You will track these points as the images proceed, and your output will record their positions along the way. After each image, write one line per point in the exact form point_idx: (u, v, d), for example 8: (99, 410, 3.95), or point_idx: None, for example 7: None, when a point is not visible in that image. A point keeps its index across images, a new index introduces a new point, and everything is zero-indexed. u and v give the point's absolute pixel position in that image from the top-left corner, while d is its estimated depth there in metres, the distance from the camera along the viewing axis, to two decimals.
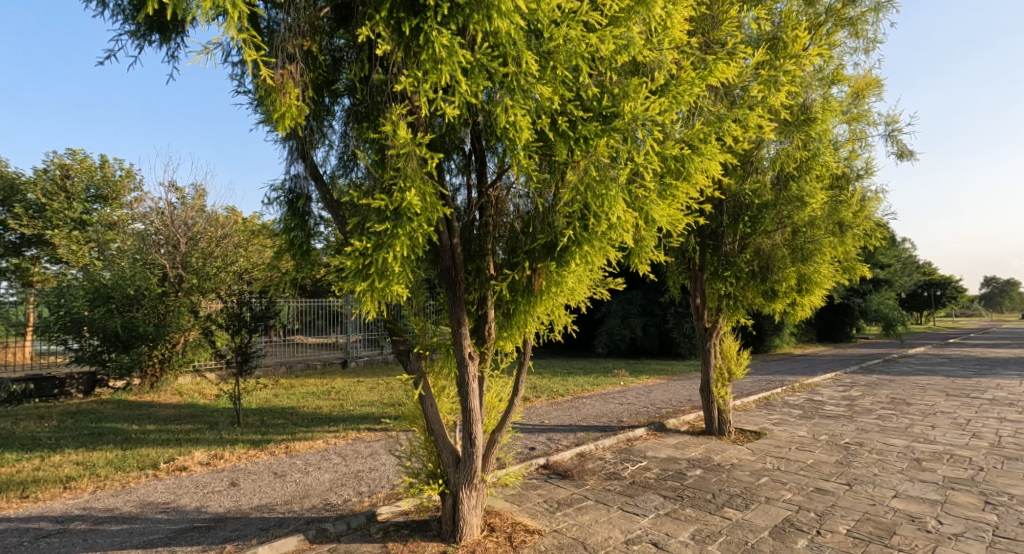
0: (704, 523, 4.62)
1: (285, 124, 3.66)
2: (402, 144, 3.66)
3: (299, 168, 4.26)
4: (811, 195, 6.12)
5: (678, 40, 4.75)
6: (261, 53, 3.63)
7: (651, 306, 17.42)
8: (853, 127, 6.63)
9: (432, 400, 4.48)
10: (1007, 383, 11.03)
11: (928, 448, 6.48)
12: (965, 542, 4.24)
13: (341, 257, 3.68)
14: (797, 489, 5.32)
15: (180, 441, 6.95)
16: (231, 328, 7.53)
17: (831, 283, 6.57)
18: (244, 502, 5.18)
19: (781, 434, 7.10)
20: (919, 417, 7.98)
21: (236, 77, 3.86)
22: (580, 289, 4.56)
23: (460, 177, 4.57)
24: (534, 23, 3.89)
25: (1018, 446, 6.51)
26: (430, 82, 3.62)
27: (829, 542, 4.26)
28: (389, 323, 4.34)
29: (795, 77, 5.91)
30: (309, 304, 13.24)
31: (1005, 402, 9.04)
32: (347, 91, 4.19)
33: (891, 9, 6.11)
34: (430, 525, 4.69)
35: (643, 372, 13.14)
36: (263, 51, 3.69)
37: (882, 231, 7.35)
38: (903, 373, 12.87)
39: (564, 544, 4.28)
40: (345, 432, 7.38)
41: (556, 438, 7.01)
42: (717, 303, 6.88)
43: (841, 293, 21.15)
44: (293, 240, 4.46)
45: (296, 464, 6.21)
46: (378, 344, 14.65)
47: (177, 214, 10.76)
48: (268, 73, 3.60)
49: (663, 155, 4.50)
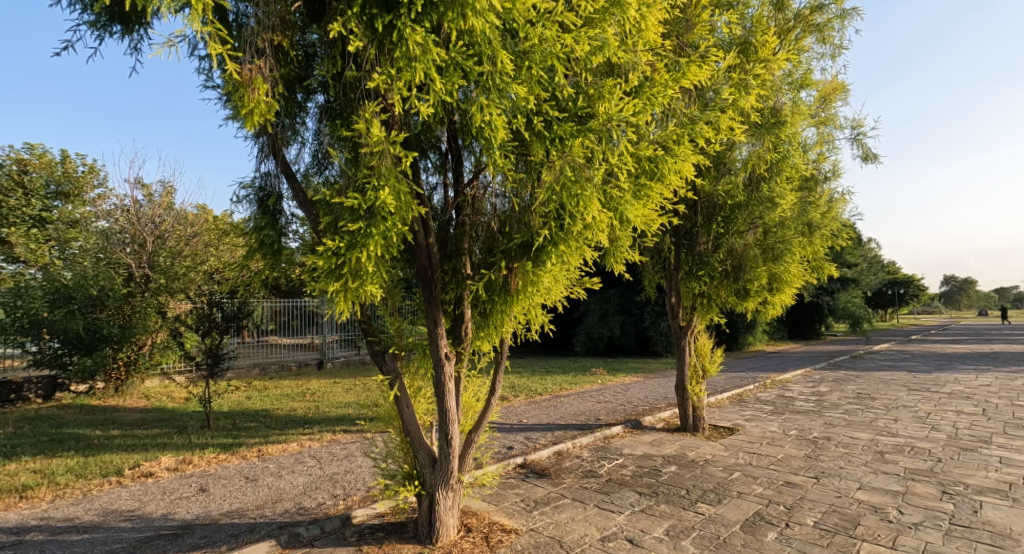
0: (678, 518, 4.71)
1: (253, 120, 3.60)
2: (375, 143, 3.63)
3: (269, 166, 4.23)
4: (781, 196, 6.27)
5: (652, 42, 4.81)
6: (228, 47, 3.57)
7: (628, 305, 17.65)
8: (821, 131, 6.82)
9: (408, 400, 4.44)
10: (964, 377, 11.52)
11: (891, 441, 6.73)
12: (924, 531, 4.42)
13: (314, 257, 3.65)
14: (768, 483, 5.46)
15: (147, 446, 6.74)
16: (201, 329, 7.33)
17: (801, 282, 6.77)
18: (213, 507, 5.05)
19: (753, 430, 7.27)
20: (883, 411, 8.28)
21: (205, 71, 3.78)
22: (556, 288, 4.59)
23: (436, 176, 4.60)
24: (509, 23, 3.90)
25: (974, 438, 6.81)
26: (404, 80, 3.60)
27: (797, 534, 4.39)
28: (364, 323, 4.29)
29: (764, 81, 6.10)
30: (284, 304, 13.00)
31: (964, 396, 9.44)
32: (321, 87, 4.12)
33: (856, 15, 6.30)
34: (407, 526, 4.66)
35: (618, 371, 13.20)
36: (230, 45, 3.63)
37: (849, 230, 7.59)
38: (869, 369, 13.33)
39: (541, 543, 4.30)
40: (321, 434, 7.29)
41: (534, 437, 7.03)
42: (691, 302, 7.00)
43: (809, 291, 21.72)
44: (264, 239, 4.33)
45: (268, 468, 6.08)
46: (355, 345, 14.52)
47: (143, 211, 10.45)
48: (237, 68, 3.54)
49: (638, 156, 4.58)
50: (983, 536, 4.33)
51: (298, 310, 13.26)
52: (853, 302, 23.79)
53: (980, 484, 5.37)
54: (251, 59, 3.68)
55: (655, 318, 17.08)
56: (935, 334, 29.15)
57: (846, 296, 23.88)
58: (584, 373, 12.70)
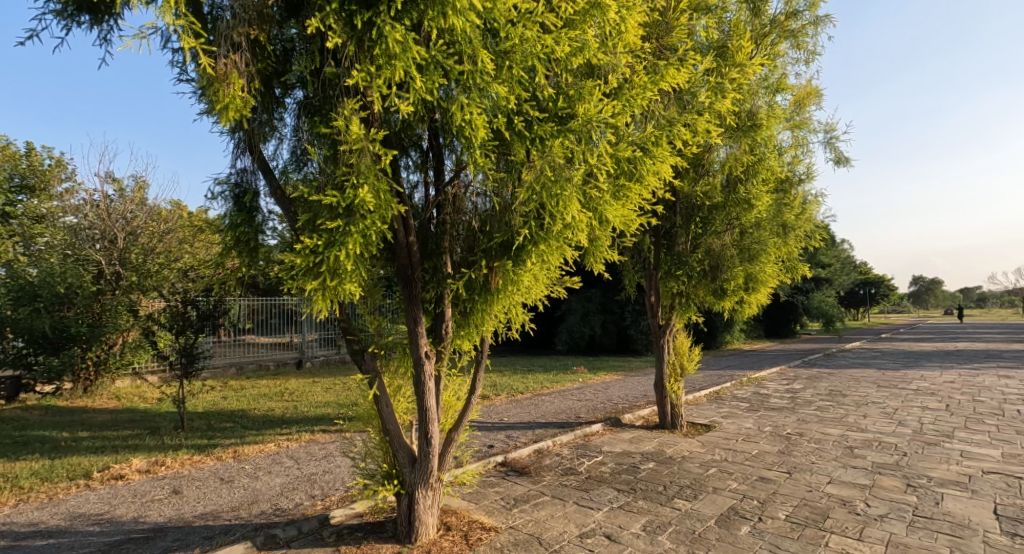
0: (656, 514, 4.79)
1: (228, 116, 3.55)
2: (354, 140, 3.60)
3: (245, 162, 4.17)
4: (757, 198, 6.41)
5: (632, 43, 4.86)
6: (202, 41, 3.51)
7: (609, 304, 17.80)
8: (795, 134, 6.97)
9: (387, 399, 4.42)
10: (930, 375, 11.94)
11: (860, 436, 6.95)
12: (889, 522, 4.58)
13: (291, 255, 3.61)
14: (742, 479, 5.59)
15: (117, 448, 6.55)
16: (175, 328, 7.16)
17: (776, 282, 6.90)
18: (187, 510, 4.95)
19: (729, 427, 7.42)
20: (853, 408, 8.53)
21: (177, 64, 3.70)
22: (536, 287, 4.61)
23: (417, 174, 4.58)
24: (490, 22, 3.91)
25: (937, 433, 7.07)
26: (384, 78, 3.58)
27: (769, 528, 4.50)
28: (343, 322, 4.26)
29: (740, 85, 6.22)
30: (261, 303, 12.67)
31: (929, 392, 9.79)
32: (299, 83, 4.07)
33: (829, 22, 6.47)
34: (386, 526, 4.65)
35: (600, 369, 13.37)
36: (203, 39, 3.56)
37: (822, 231, 7.79)
38: (842, 367, 13.70)
39: (520, 541, 4.33)
40: (299, 434, 7.21)
41: (514, 435, 7.06)
42: (670, 301, 7.11)
43: (784, 292, 22.20)
44: (239, 236, 4.26)
45: (244, 469, 6.00)
46: (335, 344, 14.37)
47: (114, 207, 10.14)
48: (211, 62, 3.48)
49: (617, 157, 4.63)
50: (943, 526, 4.51)
51: (276, 308, 12.98)
52: (826, 301, 24.41)
53: (942, 476, 5.58)
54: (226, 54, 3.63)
55: (635, 317, 17.23)
56: (905, 334, 28.96)
57: (819, 296, 24.51)
58: (565, 372, 12.80)
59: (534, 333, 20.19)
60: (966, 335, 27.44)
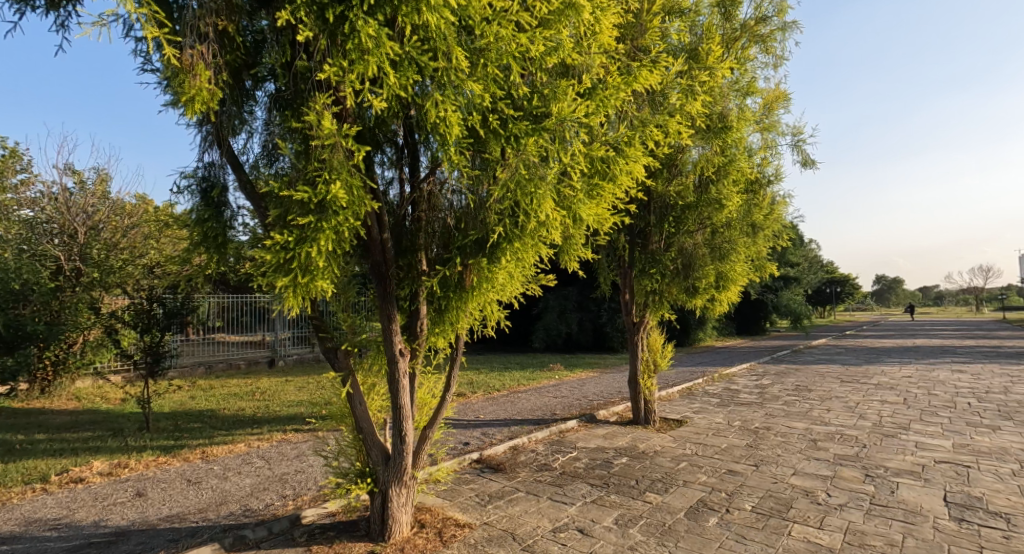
0: (627, 507, 4.88)
1: (194, 108, 3.45)
2: (327, 135, 3.54)
3: (213, 155, 4.07)
4: (728, 198, 6.56)
5: (606, 44, 4.91)
6: (166, 30, 3.40)
7: (586, 302, 18.04)
8: (765, 136, 7.15)
9: (360, 397, 4.37)
10: (890, 370, 12.44)
11: (823, 429, 7.21)
12: (848, 511, 4.78)
13: (261, 251, 3.54)
14: (712, 472, 5.74)
15: (77, 451, 6.31)
16: (139, 326, 6.92)
17: (746, 280, 7.08)
18: (151, 513, 4.81)
19: (700, 422, 7.60)
20: (818, 402, 8.83)
21: (140, 53, 3.57)
22: (511, 284, 4.62)
23: (392, 171, 4.54)
24: (465, 19, 3.90)
25: (895, 425, 7.39)
26: (357, 73, 3.53)
27: (736, 518, 4.64)
28: (316, 319, 4.19)
29: (712, 87, 6.33)
30: (232, 300, 12.45)
31: (888, 387, 10.22)
32: (270, 75, 3.95)
33: (796, 28, 6.65)
34: (358, 525, 4.61)
35: (577, 367, 13.53)
36: (168, 29, 3.45)
37: (790, 231, 8.02)
38: (808, 363, 14.19)
39: (494, 537, 4.36)
40: (271, 434, 7.08)
41: (490, 432, 7.08)
42: (643, 299, 7.21)
43: (753, 290, 22.72)
44: (207, 232, 4.15)
45: (213, 470, 5.85)
46: (309, 342, 14.12)
47: (73, 200, 9.64)
48: (176, 52, 3.37)
49: (591, 156, 4.68)
50: (897, 513, 4.73)
51: (248, 306, 12.73)
52: (794, 299, 25.11)
53: (898, 466, 5.85)
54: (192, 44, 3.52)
55: (611, 315, 17.48)
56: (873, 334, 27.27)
57: (789, 295, 25.19)
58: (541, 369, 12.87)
59: (510, 330, 20.18)
60: (925, 333, 26.51)
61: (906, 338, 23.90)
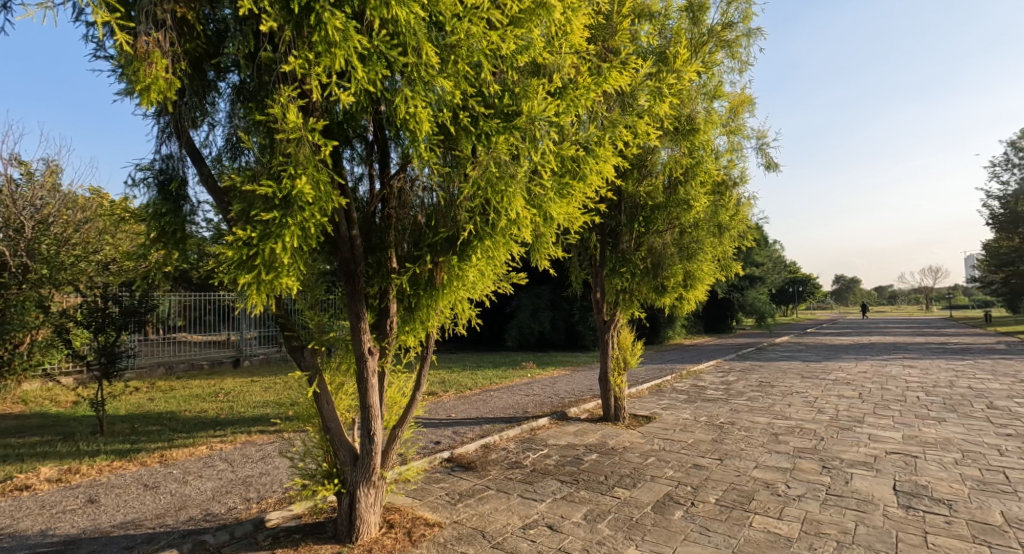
0: (596, 503, 4.94)
1: (150, 97, 3.30)
2: (292, 129, 3.43)
3: (171, 147, 3.91)
4: (696, 199, 6.71)
5: (577, 45, 4.94)
6: (118, 16, 3.24)
7: (559, 301, 18.17)
8: (731, 139, 7.32)
9: (328, 397, 4.28)
10: (847, 366, 12.97)
11: (784, 423, 7.46)
12: (806, 501, 4.96)
13: (221, 247, 3.41)
14: (678, 466, 5.87)
15: (23, 456, 5.99)
16: (93, 326, 6.61)
17: (712, 280, 7.25)
18: (104, 520, 4.60)
19: (668, 418, 7.76)
20: (780, 397, 9.14)
21: (92, 39, 3.41)
22: (482, 283, 4.59)
23: (362, 167, 4.45)
24: (435, 15, 3.84)
25: (851, 418, 7.71)
26: (323, 66, 3.44)
27: (700, 511, 4.75)
28: (281, 317, 4.08)
29: (681, 90, 6.43)
30: (195, 298, 12.10)
31: (845, 382, 10.64)
32: (234, 66, 3.81)
33: (760, 34, 6.82)
34: (325, 526, 4.52)
35: (549, 365, 13.61)
36: (121, 14, 3.28)
37: (755, 231, 8.23)
38: (771, 360, 14.65)
39: (464, 535, 4.34)
40: (234, 436, 6.88)
41: (461, 431, 7.05)
42: (614, 298, 7.29)
43: (721, 289, 23.30)
44: (165, 227, 3.98)
45: (172, 474, 5.64)
46: (275, 341, 13.78)
47: (20, 192, 9.15)
48: (129, 38, 3.21)
49: (561, 155, 4.68)
50: (851, 502, 4.94)
51: (212, 304, 12.42)
52: (759, 298, 25.87)
53: (853, 458, 6.11)
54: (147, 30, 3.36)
55: (584, 314, 17.68)
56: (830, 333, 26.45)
57: (754, 294, 25.90)
58: (514, 367, 12.92)
59: (483, 329, 20.15)
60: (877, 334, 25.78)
61: (862, 338, 23.14)
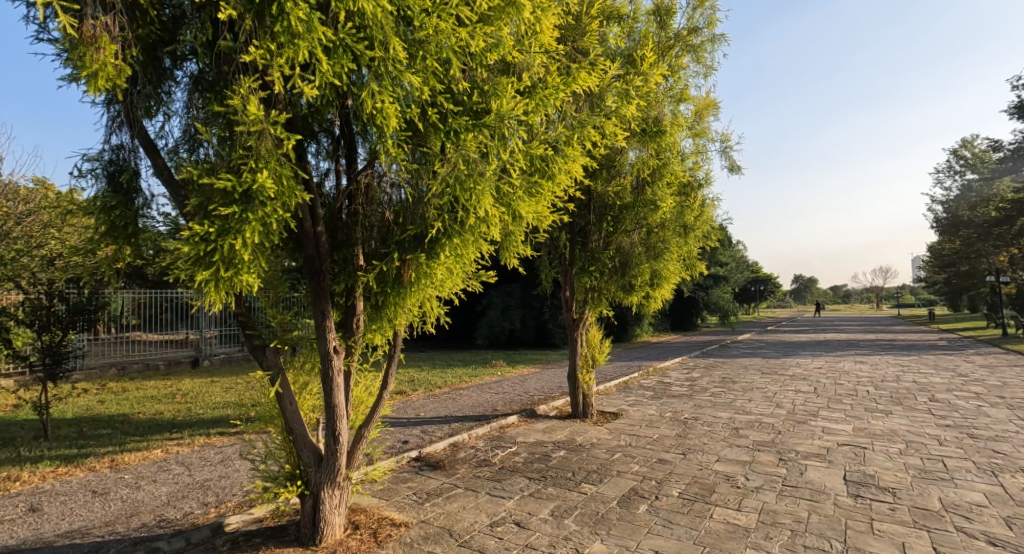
0: (563, 499, 4.98)
1: (97, 84, 3.15)
2: (253, 121, 3.29)
3: (123, 137, 3.72)
4: (662, 199, 6.81)
5: (547, 44, 4.95)
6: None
7: (529, 299, 18.21)
8: (696, 142, 7.48)
9: (291, 397, 4.15)
10: (805, 362, 13.44)
11: (745, 418, 7.69)
12: (763, 492, 5.14)
13: (177, 242, 3.26)
14: (643, 461, 5.98)
15: None
16: (36, 324, 6.27)
17: (677, 279, 7.44)
18: (48, 529, 4.36)
19: (634, 414, 7.89)
20: (741, 393, 9.42)
21: (33, 20, 3.20)
22: (451, 281, 4.54)
23: (328, 162, 4.35)
24: (403, 10, 3.76)
25: (807, 412, 8.02)
26: (286, 58, 3.32)
27: (664, 505, 4.85)
28: (242, 315, 3.94)
29: (648, 92, 6.52)
30: (151, 295, 11.70)
31: (802, 378, 11.04)
32: (191, 54, 3.63)
33: (724, 40, 6.98)
34: (288, 529, 4.41)
35: (519, 363, 13.65)
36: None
37: (719, 232, 8.43)
38: (732, 357, 15.07)
39: (431, 535, 4.30)
40: (191, 438, 6.62)
41: (430, 430, 6.99)
42: (583, 296, 7.36)
43: (686, 288, 23.80)
44: (115, 220, 3.77)
45: (123, 479, 5.39)
46: (236, 341, 13.36)
47: None
48: (74, 21, 3.02)
49: (530, 154, 4.66)
50: (805, 492, 5.14)
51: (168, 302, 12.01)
52: (721, 296, 26.54)
53: (807, 450, 6.36)
54: (94, 13, 3.17)
55: (554, 312, 17.79)
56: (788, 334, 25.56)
57: (717, 292, 26.52)
58: (484, 366, 12.88)
59: (453, 327, 20.02)
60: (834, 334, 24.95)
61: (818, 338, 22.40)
